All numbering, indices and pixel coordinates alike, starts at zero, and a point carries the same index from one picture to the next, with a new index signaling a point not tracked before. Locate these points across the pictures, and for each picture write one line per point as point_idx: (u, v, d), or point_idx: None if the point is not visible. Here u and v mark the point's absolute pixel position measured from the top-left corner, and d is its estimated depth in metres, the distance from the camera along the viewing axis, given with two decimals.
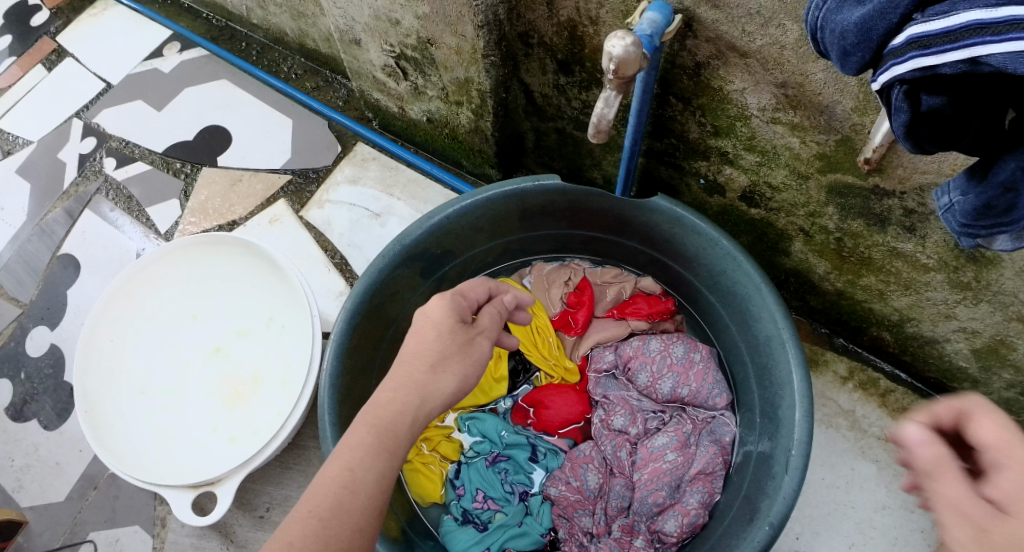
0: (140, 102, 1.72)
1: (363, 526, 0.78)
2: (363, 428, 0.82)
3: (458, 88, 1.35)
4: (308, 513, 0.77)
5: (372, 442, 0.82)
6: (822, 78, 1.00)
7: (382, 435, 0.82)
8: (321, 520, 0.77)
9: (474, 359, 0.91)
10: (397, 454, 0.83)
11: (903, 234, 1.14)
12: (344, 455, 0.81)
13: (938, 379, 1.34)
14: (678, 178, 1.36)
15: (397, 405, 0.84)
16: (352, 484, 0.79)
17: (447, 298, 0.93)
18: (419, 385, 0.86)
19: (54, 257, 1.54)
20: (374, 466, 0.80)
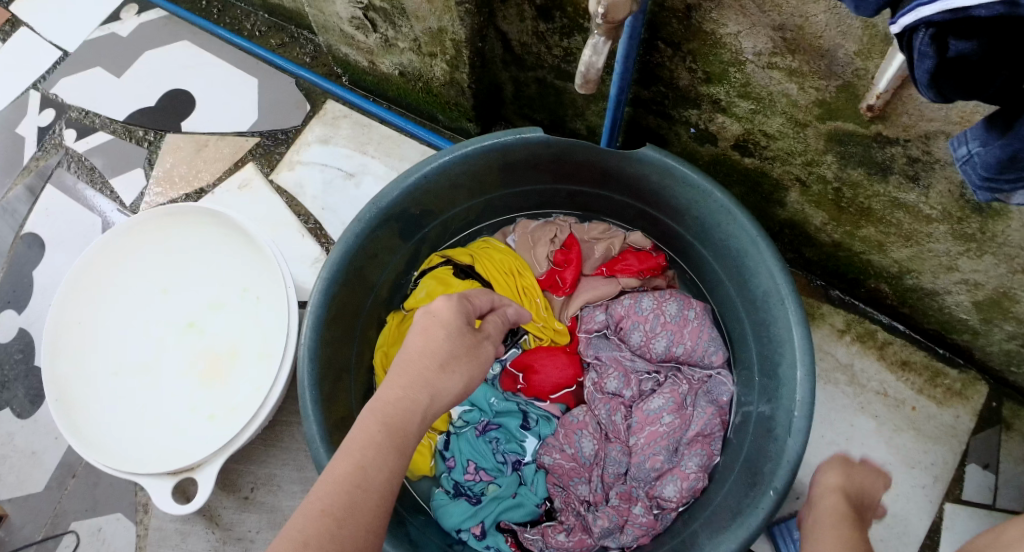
0: (99, 69, 1.61)
1: (373, 526, 0.76)
2: (370, 423, 0.81)
3: (432, 39, 1.26)
4: (322, 512, 0.75)
5: (374, 437, 0.80)
6: (823, 20, 0.94)
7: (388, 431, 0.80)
8: (336, 520, 0.75)
9: (481, 359, 0.91)
10: (399, 446, 0.81)
11: (905, 184, 1.08)
12: (355, 454, 0.79)
13: (938, 330, 1.31)
14: (668, 128, 1.29)
15: (407, 402, 0.83)
16: (365, 483, 0.77)
17: (455, 299, 0.93)
18: (429, 382, 0.85)
19: (17, 237, 1.47)
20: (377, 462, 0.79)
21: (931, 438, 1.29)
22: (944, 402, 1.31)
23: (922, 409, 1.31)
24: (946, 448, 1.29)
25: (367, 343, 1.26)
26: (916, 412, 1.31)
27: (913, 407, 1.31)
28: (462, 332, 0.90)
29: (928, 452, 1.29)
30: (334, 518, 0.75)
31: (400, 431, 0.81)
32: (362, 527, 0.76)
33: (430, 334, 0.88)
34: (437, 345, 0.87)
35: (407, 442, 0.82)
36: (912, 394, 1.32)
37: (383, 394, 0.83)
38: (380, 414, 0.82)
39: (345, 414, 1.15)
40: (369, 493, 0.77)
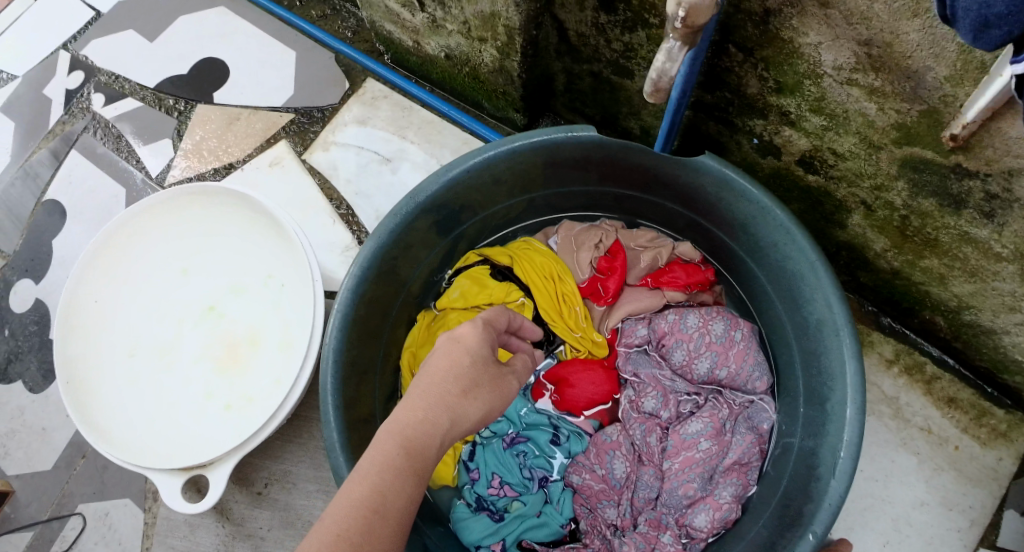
0: (132, 32, 1.55)
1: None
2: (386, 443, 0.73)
3: (483, 23, 1.18)
4: (337, 536, 0.67)
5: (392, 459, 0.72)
6: (915, 39, 0.87)
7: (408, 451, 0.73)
8: (352, 546, 0.67)
9: (505, 393, 0.84)
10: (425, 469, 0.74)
11: (978, 219, 1.01)
12: (371, 474, 0.71)
13: (989, 369, 1.24)
14: (728, 136, 1.22)
15: (429, 425, 0.76)
16: (381, 509, 0.70)
17: (481, 326, 0.86)
18: (453, 404, 0.79)
19: (38, 204, 1.42)
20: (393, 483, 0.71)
21: (971, 480, 1.22)
22: (988, 443, 1.23)
23: (965, 448, 1.23)
24: (985, 491, 1.21)
25: (395, 341, 1.21)
26: (960, 452, 1.23)
27: (956, 446, 1.24)
28: (487, 361, 0.84)
29: (967, 495, 1.22)
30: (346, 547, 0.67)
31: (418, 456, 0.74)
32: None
33: (454, 358, 0.82)
34: (462, 372, 0.81)
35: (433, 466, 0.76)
36: (956, 432, 1.24)
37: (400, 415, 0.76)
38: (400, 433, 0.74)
39: (367, 415, 1.10)
40: (388, 518, 0.70)
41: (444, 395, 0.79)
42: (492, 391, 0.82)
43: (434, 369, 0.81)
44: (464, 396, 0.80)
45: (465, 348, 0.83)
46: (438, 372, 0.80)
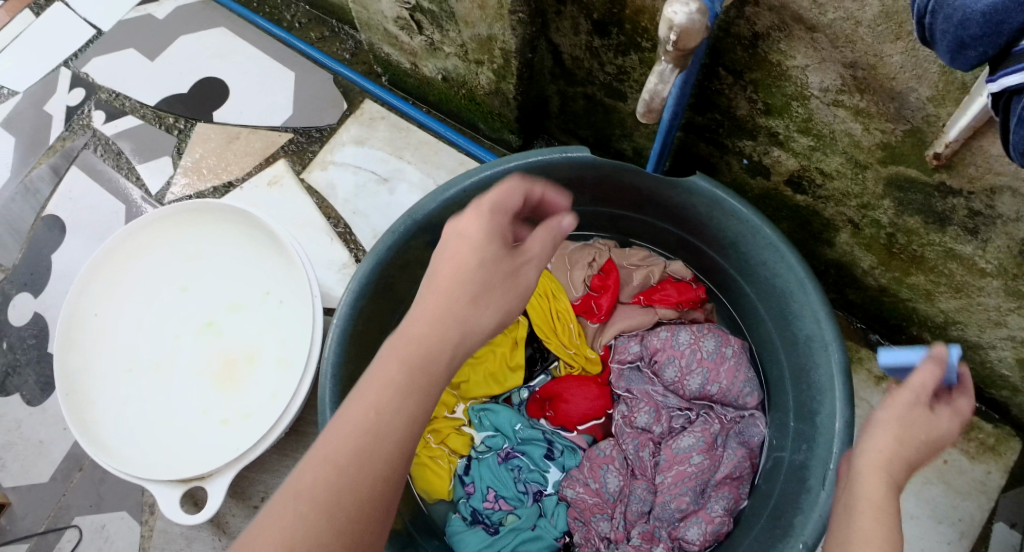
0: (132, 51, 1.57)
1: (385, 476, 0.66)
2: (379, 371, 0.70)
3: (479, 46, 1.21)
4: (324, 461, 0.66)
5: (374, 406, 0.68)
6: (898, 62, 0.90)
7: (404, 384, 0.69)
8: (339, 469, 0.66)
9: (522, 288, 0.79)
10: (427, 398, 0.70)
11: (963, 236, 1.04)
12: (359, 422, 0.67)
13: (977, 384, 1.26)
14: (718, 157, 1.25)
15: (425, 341, 0.71)
16: (369, 437, 0.67)
17: (487, 216, 0.79)
18: (453, 296, 0.74)
19: (38, 219, 1.44)
20: (389, 411, 0.68)
21: (960, 493, 1.23)
22: (976, 457, 1.25)
23: (954, 462, 1.25)
24: (975, 504, 1.22)
25: None
26: (948, 465, 1.25)
27: (945, 459, 1.25)
28: (492, 254, 0.77)
29: (957, 508, 1.23)
30: (325, 486, 0.65)
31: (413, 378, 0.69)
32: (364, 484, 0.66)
33: (450, 261, 0.76)
34: (465, 269, 0.75)
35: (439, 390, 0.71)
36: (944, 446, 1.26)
37: (385, 344, 0.71)
38: (390, 365, 0.70)
39: None
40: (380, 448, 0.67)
41: (448, 299, 0.74)
42: (501, 278, 0.77)
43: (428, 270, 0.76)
44: (466, 291, 0.75)
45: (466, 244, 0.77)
46: (428, 273, 0.76)
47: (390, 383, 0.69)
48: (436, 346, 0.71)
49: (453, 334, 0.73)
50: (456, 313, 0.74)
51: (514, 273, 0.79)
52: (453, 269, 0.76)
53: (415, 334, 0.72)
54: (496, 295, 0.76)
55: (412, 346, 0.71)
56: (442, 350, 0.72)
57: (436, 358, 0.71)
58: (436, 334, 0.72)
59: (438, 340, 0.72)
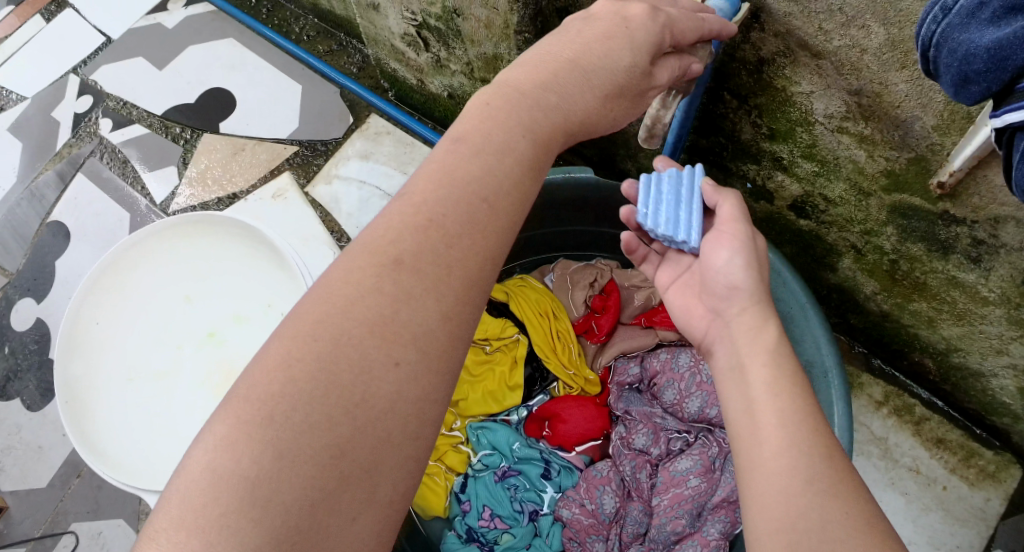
0: (141, 59, 1.59)
1: (398, 356, 0.59)
2: (423, 187, 0.66)
3: (485, 64, 1.22)
4: (426, 220, 0.64)
5: (413, 221, 0.64)
6: (903, 90, 0.90)
7: (451, 204, 0.65)
8: (444, 238, 0.63)
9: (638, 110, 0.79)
10: (470, 277, 0.64)
11: (966, 264, 1.03)
12: (418, 197, 0.65)
13: (977, 411, 1.25)
14: (723, 180, 1.26)
15: (489, 160, 0.67)
16: (394, 293, 0.61)
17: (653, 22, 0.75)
18: (540, 117, 0.70)
19: (43, 224, 1.44)
20: (420, 252, 0.63)
21: (959, 520, 1.21)
22: (976, 484, 1.23)
23: (953, 489, 1.23)
24: (973, 532, 1.20)
25: None
26: (948, 492, 1.23)
27: (944, 486, 1.24)
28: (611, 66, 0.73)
29: (955, 535, 1.21)
30: (337, 335, 0.59)
31: (453, 222, 0.64)
32: (374, 368, 0.58)
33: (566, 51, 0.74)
34: (568, 75, 0.72)
35: (481, 288, 0.65)
36: (944, 472, 1.24)
37: (471, 110, 0.69)
38: (460, 141, 0.68)
39: None
40: (405, 321, 0.60)
41: (537, 104, 0.70)
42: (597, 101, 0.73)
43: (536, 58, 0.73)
44: (558, 112, 0.71)
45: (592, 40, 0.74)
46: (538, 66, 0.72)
47: (433, 199, 0.65)
48: (493, 182, 0.67)
49: (538, 157, 0.70)
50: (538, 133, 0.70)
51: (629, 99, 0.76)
52: (560, 69, 0.72)
53: (493, 129, 0.68)
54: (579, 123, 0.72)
55: (471, 168, 0.66)
56: (502, 193, 0.67)
57: (493, 220, 0.66)
58: (501, 163, 0.67)
59: (503, 178, 0.67)
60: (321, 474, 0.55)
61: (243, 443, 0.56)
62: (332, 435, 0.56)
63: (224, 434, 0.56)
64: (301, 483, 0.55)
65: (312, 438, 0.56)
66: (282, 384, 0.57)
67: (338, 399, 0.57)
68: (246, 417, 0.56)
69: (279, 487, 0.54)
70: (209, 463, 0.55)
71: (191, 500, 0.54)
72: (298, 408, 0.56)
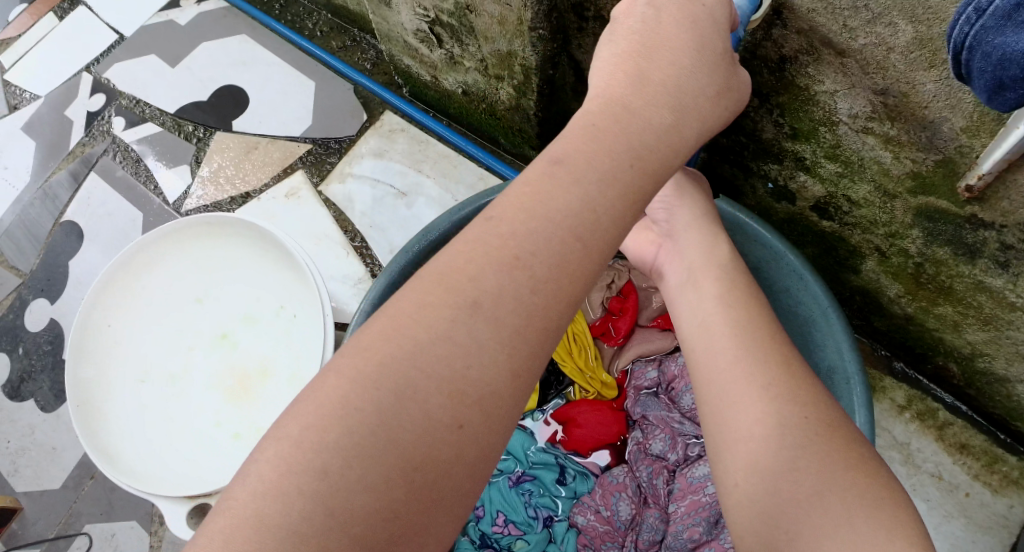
0: (153, 57, 1.58)
1: (464, 420, 0.56)
2: (510, 216, 0.60)
3: (499, 61, 1.20)
4: (515, 260, 0.59)
5: (500, 256, 0.59)
6: (931, 90, 0.87)
7: (544, 242, 0.59)
8: (532, 281, 0.59)
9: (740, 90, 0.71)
10: (548, 326, 0.59)
11: (992, 268, 1.00)
12: (509, 230, 0.60)
13: (1002, 416, 1.21)
14: (743, 179, 1.24)
15: (591, 191, 0.60)
16: (468, 345, 0.57)
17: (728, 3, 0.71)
18: (653, 139, 0.63)
19: (56, 225, 1.44)
20: (502, 296, 0.58)
21: (981, 528, 1.19)
22: (999, 491, 1.20)
23: (976, 495, 1.20)
24: (995, 540, 1.18)
25: None
26: (970, 498, 1.20)
27: (966, 493, 1.21)
28: (715, 59, 0.67)
29: (977, 543, 1.18)
30: (402, 387, 0.56)
31: (542, 265, 0.59)
32: (438, 429, 0.56)
33: (668, 38, 0.66)
34: (682, 79, 0.65)
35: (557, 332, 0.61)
36: (966, 479, 1.22)
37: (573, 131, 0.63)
38: (560, 164, 0.61)
39: None
40: (475, 381, 0.57)
41: (651, 122, 0.63)
42: (709, 105, 0.67)
43: (639, 48, 0.66)
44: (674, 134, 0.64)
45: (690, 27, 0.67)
46: (645, 62, 0.65)
47: (525, 235, 0.59)
48: (588, 219, 0.60)
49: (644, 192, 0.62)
50: (652, 156, 0.63)
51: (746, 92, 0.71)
52: (671, 73, 0.65)
53: (598, 153, 0.61)
54: (696, 138, 0.66)
55: (569, 201, 0.60)
56: (598, 229, 0.60)
57: (585, 263, 0.60)
58: (604, 197, 0.60)
59: (603, 215, 0.60)
60: (371, 534, 0.54)
61: (293, 494, 0.54)
62: (387, 497, 0.54)
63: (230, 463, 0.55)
64: (349, 542, 0.53)
65: (367, 497, 0.54)
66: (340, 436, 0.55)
67: (398, 460, 0.55)
68: (298, 467, 0.54)
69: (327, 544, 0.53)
70: (258, 510, 0.54)
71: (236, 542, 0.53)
72: (355, 466, 0.54)
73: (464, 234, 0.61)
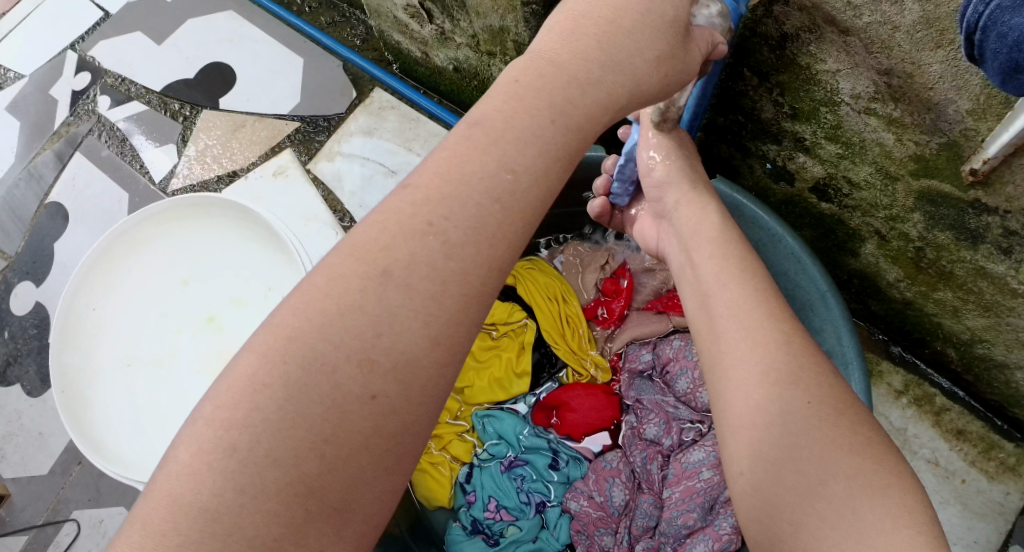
0: (139, 34, 1.54)
1: (376, 389, 0.55)
2: (427, 184, 0.61)
3: (491, 37, 1.16)
4: (428, 225, 0.59)
5: (414, 223, 0.59)
6: (937, 71, 0.84)
7: (459, 207, 0.60)
8: (446, 246, 0.59)
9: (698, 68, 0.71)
10: (470, 292, 0.59)
11: (996, 255, 0.98)
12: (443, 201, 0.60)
13: (1000, 403, 1.20)
14: (740, 159, 1.21)
15: (507, 152, 0.62)
16: (378, 314, 0.56)
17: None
18: (578, 91, 0.63)
19: (41, 206, 1.41)
20: (414, 263, 0.58)
21: (977, 514, 1.18)
22: (995, 477, 1.19)
23: (972, 482, 1.20)
24: (991, 526, 1.17)
25: None
26: (966, 485, 1.20)
27: (963, 479, 1.20)
28: (661, 24, 0.66)
29: (973, 529, 1.18)
30: (310, 361, 0.55)
31: (455, 230, 0.59)
32: (348, 400, 0.55)
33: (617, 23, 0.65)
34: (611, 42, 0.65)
35: (482, 301, 0.60)
36: (963, 465, 1.21)
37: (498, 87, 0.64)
38: (478, 125, 0.63)
39: None
40: (388, 349, 0.56)
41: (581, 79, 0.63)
42: (646, 67, 0.66)
43: (585, 13, 0.66)
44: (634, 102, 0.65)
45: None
46: (580, 17, 0.66)
47: (438, 201, 0.60)
48: (505, 179, 0.61)
49: (568, 148, 0.64)
50: (577, 109, 0.63)
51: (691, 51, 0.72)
52: (606, 39, 0.65)
53: None
54: (627, 94, 0.65)
55: (484, 162, 0.61)
56: (518, 191, 0.62)
57: (506, 228, 0.61)
58: (522, 155, 0.62)
59: (522, 174, 0.62)
60: (286, 510, 0.53)
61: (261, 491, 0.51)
62: (297, 470, 0.53)
63: (201, 444, 0.54)
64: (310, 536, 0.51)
65: (275, 472, 0.53)
66: (249, 412, 0.54)
67: (307, 431, 0.54)
68: (210, 446, 0.54)
69: (241, 522, 0.52)
70: (172, 490, 0.53)
71: (151, 526, 0.52)
72: (263, 440, 0.53)
73: (379, 207, 0.61)
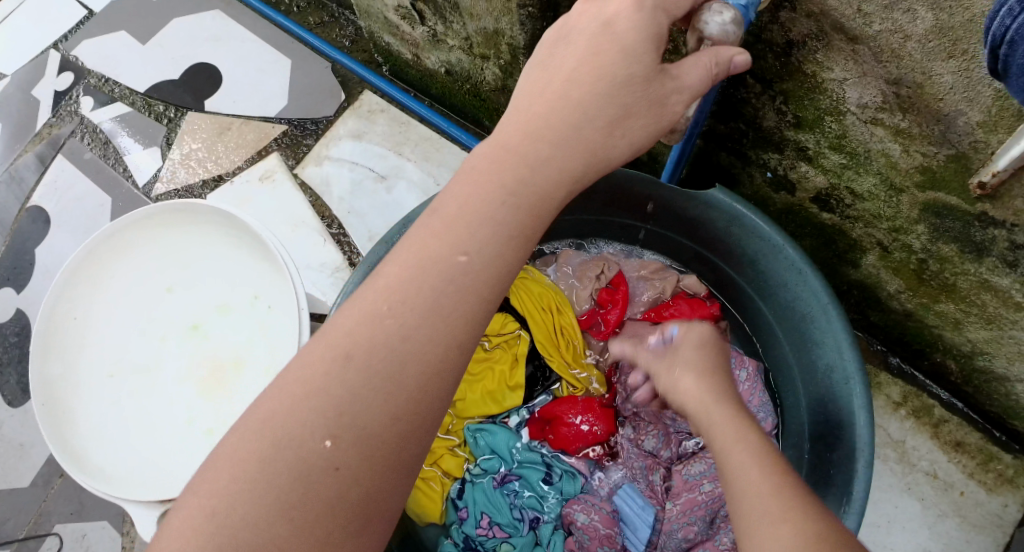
0: (123, 33, 1.50)
1: (340, 462, 0.59)
2: (392, 267, 0.65)
3: (485, 40, 1.13)
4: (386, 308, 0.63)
5: (374, 304, 0.63)
6: (948, 82, 0.81)
7: (413, 291, 0.63)
8: (401, 330, 0.62)
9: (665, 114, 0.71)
10: (428, 369, 0.62)
11: (1000, 268, 0.95)
12: (414, 279, 0.64)
13: (999, 414, 1.18)
14: (740, 168, 1.18)
15: (462, 235, 0.65)
16: (340, 395, 0.60)
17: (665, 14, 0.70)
18: (530, 171, 0.67)
19: (22, 210, 1.38)
20: (373, 346, 0.62)
21: (975, 527, 1.16)
22: (994, 489, 1.17)
23: (970, 494, 1.18)
24: (989, 539, 1.15)
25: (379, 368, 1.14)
26: (965, 497, 1.18)
27: (961, 491, 1.18)
28: (611, 88, 0.68)
29: (971, 543, 1.16)
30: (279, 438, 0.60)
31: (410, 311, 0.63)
32: (314, 470, 0.59)
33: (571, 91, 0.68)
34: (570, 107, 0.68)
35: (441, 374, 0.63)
36: (962, 477, 1.19)
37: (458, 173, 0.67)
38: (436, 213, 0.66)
39: None
40: (351, 425, 0.60)
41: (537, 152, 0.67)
42: (598, 138, 0.69)
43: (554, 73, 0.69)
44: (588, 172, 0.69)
45: (592, 60, 0.69)
46: (536, 96, 0.69)
47: (395, 285, 0.64)
48: (459, 262, 0.64)
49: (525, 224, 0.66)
50: (531, 190, 0.67)
51: (639, 113, 0.70)
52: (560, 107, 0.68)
53: None
54: (583, 169, 0.69)
55: (441, 245, 0.65)
56: (473, 271, 0.64)
57: (461, 306, 0.64)
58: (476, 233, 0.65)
59: (477, 254, 0.64)
60: None
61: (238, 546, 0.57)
62: (269, 533, 0.58)
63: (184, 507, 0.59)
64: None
65: (250, 535, 0.58)
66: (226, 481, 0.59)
67: (277, 499, 0.58)
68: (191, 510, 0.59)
69: None
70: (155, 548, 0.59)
71: None
72: (237, 508, 0.58)
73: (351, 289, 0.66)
